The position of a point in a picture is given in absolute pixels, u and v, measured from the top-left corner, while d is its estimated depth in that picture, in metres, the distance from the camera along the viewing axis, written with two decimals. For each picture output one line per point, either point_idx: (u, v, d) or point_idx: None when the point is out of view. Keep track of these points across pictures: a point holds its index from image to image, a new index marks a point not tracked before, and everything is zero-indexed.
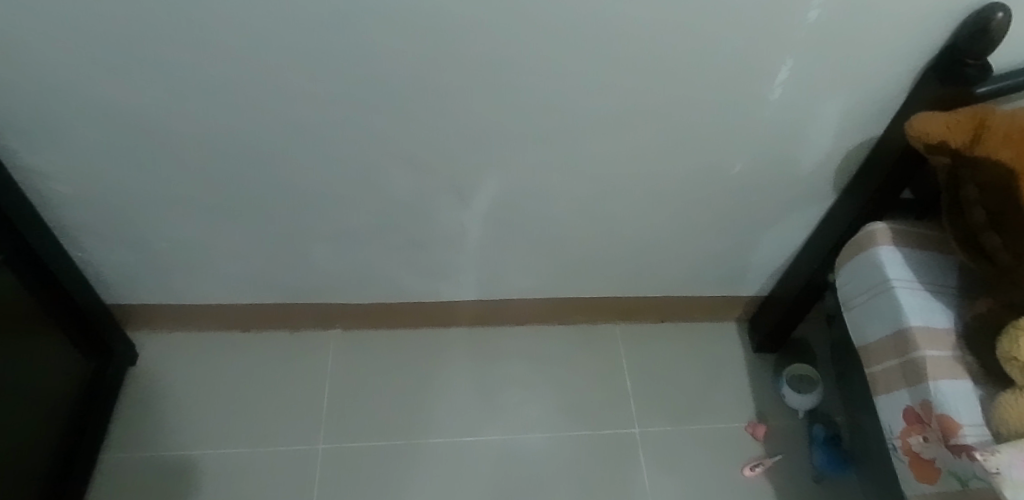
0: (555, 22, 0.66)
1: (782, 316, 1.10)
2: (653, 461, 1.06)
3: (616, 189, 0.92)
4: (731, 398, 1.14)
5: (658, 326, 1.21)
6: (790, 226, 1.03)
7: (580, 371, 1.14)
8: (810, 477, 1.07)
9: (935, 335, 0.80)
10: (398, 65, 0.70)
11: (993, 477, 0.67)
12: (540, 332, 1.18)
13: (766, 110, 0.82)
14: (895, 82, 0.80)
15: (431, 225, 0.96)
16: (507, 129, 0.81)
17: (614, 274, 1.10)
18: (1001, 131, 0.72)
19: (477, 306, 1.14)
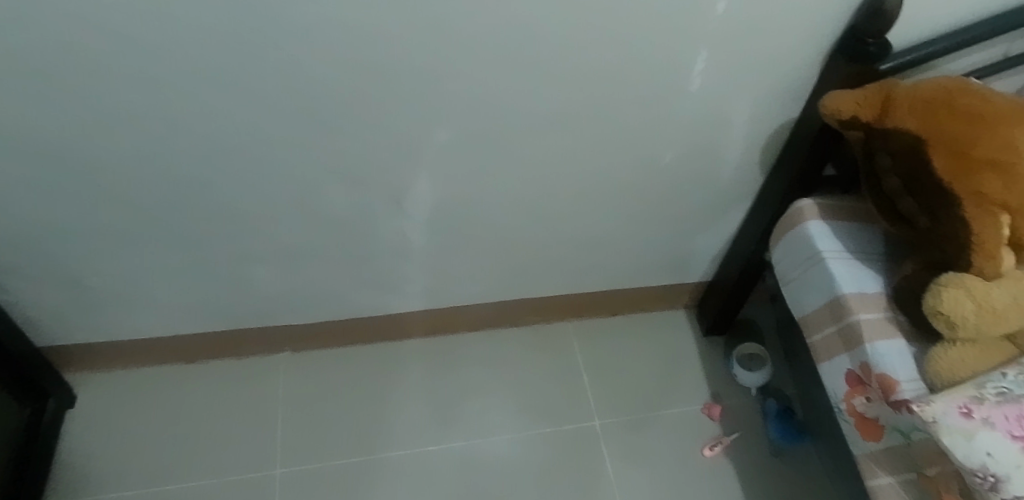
0: (479, 29, 0.68)
1: (726, 299, 1.14)
2: (616, 453, 1.07)
3: (554, 188, 0.94)
4: (686, 383, 1.17)
5: (610, 321, 1.23)
6: (724, 211, 1.07)
7: (537, 371, 1.15)
8: (768, 451, 1.10)
9: (867, 300, 0.84)
10: (326, 81, 0.70)
11: (930, 426, 0.72)
12: (494, 336, 1.18)
13: (688, 100, 0.85)
14: (805, 65, 0.84)
15: (374, 238, 0.96)
16: (441, 136, 0.81)
17: (561, 273, 1.12)
18: (906, 103, 0.78)
19: (428, 316, 1.13)
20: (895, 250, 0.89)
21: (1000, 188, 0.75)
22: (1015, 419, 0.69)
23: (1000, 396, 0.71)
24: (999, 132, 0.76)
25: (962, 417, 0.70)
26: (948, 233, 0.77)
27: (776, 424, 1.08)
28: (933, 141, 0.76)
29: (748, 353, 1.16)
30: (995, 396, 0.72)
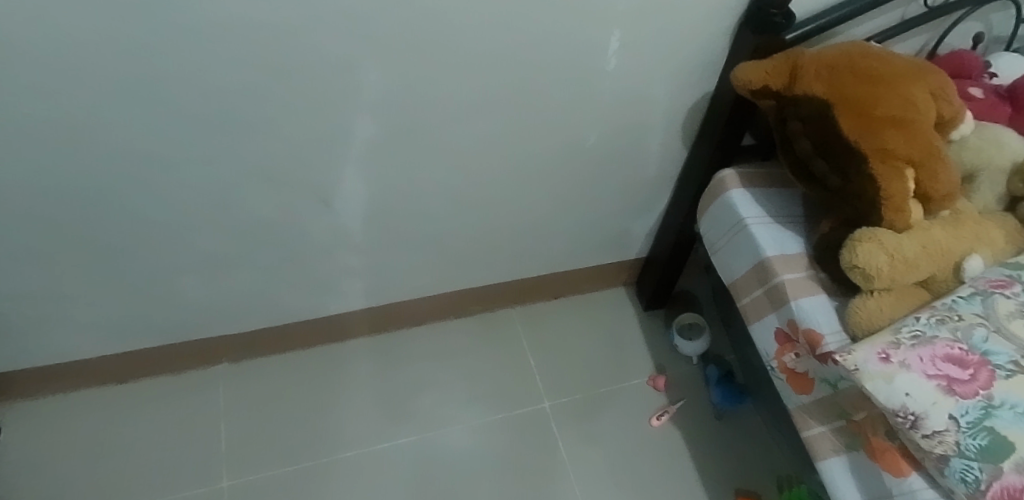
0: (390, 15, 0.68)
1: (662, 273, 1.17)
2: (568, 433, 1.09)
3: (484, 175, 0.95)
4: (631, 357, 1.20)
5: (553, 304, 1.25)
6: (653, 187, 1.10)
7: (485, 359, 1.16)
8: (711, 415, 1.15)
9: (789, 261, 0.88)
10: (240, 78, 0.69)
11: (854, 374, 0.76)
12: (440, 329, 1.18)
13: (606, 79, 0.87)
14: (715, 39, 0.88)
15: (306, 239, 0.94)
16: (364, 128, 0.81)
17: (501, 260, 1.12)
18: (811, 70, 0.82)
19: (369, 314, 1.12)
20: (812, 211, 0.93)
21: (903, 143, 0.79)
22: (929, 359, 0.74)
23: (915, 339, 0.76)
24: (897, 92, 0.81)
25: (881, 362, 0.74)
26: (859, 191, 0.81)
27: (718, 388, 1.12)
28: (839, 104, 0.80)
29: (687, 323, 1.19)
30: (910, 339, 0.76)
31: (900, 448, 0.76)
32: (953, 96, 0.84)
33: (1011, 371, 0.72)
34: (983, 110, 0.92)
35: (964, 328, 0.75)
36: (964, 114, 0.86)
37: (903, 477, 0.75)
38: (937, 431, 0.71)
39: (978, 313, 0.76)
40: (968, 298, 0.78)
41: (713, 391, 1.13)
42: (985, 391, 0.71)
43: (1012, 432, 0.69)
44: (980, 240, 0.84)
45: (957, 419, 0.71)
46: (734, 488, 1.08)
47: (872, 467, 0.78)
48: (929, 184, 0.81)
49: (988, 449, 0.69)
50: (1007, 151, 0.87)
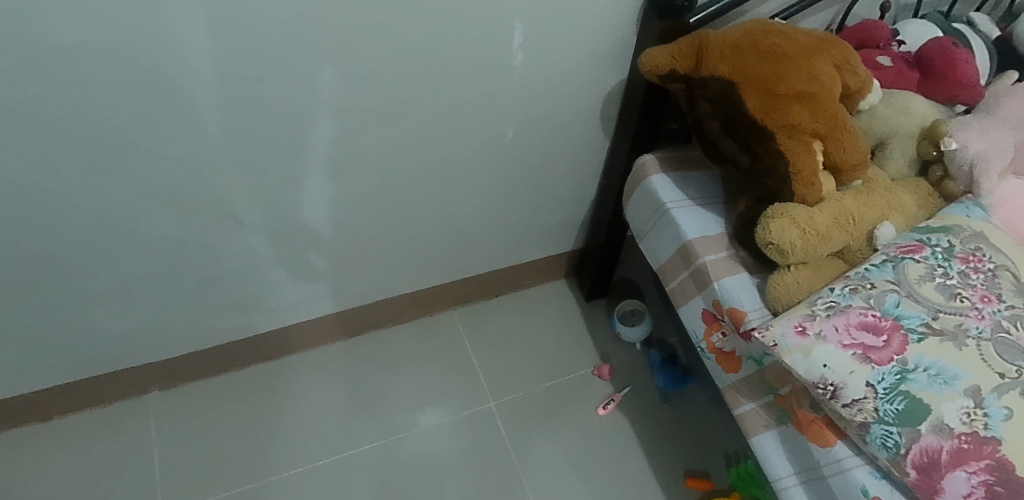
0: (286, 16, 0.71)
1: (598, 266, 1.25)
2: (510, 425, 1.19)
3: (407, 173, 0.99)
4: (567, 350, 1.29)
5: (494, 302, 1.34)
6: (578, 174, 1.14)
7: (432, 360, 1.25)
8: (658, 399, 1.24)
9: (709, 242, 0.90)
10: (143, 82, 0.71)
11: (773, 350, 0.77)
12: (382, 336, 1.27)
13: (516, 74, 0.91)
14: (621, 26, 0.90)
15: (242, 249, 0.99)
16: (280, 130, 0.84)
17: (436, 254, 1.18)
18: (716, 50, 0.82)
19: (331, 320, 1.22)
20: (730, 192, 0.95)
21: (808, 118, 0.79)
22: (844, 329, 0.75)
23: (829, 310, 0.77)
24: (802, 66, 0.80)
25: (798, 336, 0.75)
26: (769, 168, 0.82)
27: (662, 372, 1.20)
28: (744, 83, 0.80)
29: (628, 310, 1.28)
30: (825, 310, 0.77)
31: (824, 419, 0.78)
32: (858, 66, 0.84)
33: (924, 334, 0.72)
34: (891, 78, 0.93)
35: (877, 295, 0.76)
36: (871, 82, 0.86)
37: (828, 447, 0.77)
38: (856, 400, 0.72)
39: (890, 280, 0.77)
40: (880, 265, 0.79)
41: (658, 376, 1.21)
42: (899, 356, 0.72)
43: (927, 394, 0.70)
44: (892, 207, 0.85)
45: (874, 386, 0.72)
46: (685, 469, 1.16)
47: (800, 439, 0.80)
48: (836, 155, 0.82)
49: (905, 414, 0.70)
50: (913, 119, 0.88)
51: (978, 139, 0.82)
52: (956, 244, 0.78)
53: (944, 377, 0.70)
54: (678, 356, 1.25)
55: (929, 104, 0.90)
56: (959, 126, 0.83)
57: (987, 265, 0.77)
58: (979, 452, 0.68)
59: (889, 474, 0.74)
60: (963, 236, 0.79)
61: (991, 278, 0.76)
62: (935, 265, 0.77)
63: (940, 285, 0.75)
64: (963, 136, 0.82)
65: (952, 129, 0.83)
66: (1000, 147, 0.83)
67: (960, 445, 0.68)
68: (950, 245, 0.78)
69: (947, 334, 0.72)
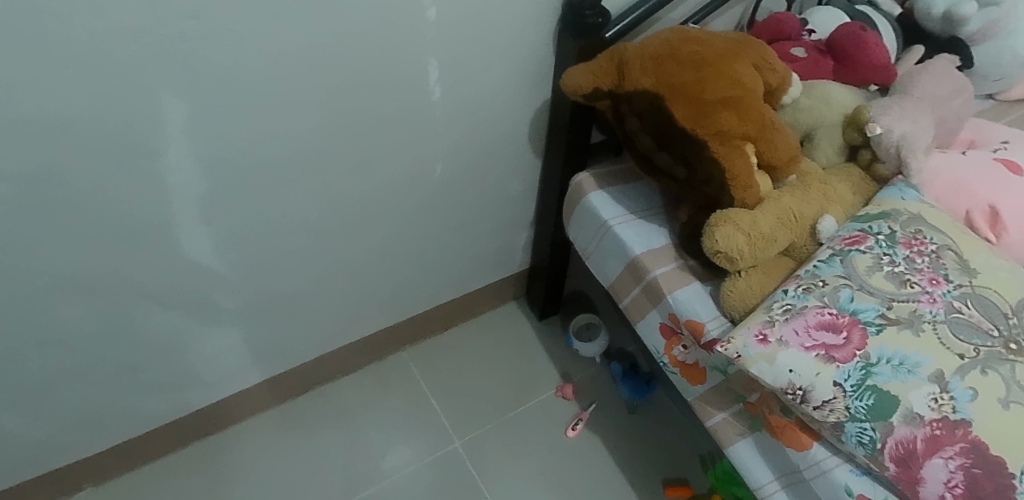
0: (178, 84, 0.64)
1: (548, 286, 1.21)
2: (481, 464, 1.13)
3: (335, 222, 0.93)
4: (526, 374, 1.25)
5: (444, 337, 1.29)
6: (513, 197, 1.10)
7: (387, 408, 1.18)
8: (625, 411, 1.21)
9: (657, 255, 0.87)
10: (14, 173, 0.62)
11: (738, 361, 0.75)
12: (330, 392, 1.20)
13: (437, 110, 0.86)
14: (538, 46, 0.87)
15: (161, 329, 0.90)
16: (187, 202, 0.76)
17: (377, 298, 1.12)
18: (637, 64, 0.80)
19: (279, 381, 1.14)
20: (668, 199, 0.93)
21: (736, 122, 0.78)
22: (804, 330, 0.73)
23: (786, 313, 0.75)
24: (723, 71, 0.79)
25: (760, 344, 0.73)
26: (706, 176, 0.80)
27: (625, 383, 1.16)
28: (670, 94, 0.78)
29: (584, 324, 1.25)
30: (783, 314, 0.75)
31: (797, 422, 0.76)
32: (776, 63, 0.83)
33: (881, 325, 0.72)
34: (808, 70, 0.93)
35: (830, 292, 0.75)
36: (791, 76, 0.85)
37: (805, 449, 0.75)
38: (826, 401, 0.71)
39: (840, 274, 0.76)
40: (828, 260, 0.78)
41: (621, 387, 1.17)
42: (861, 351, 0.71)
43: (894, 386, 0.69)
44: (828, 196, 0.84)
45: (842, 384, 0.71)
46: (661, 479, 1.14)
47: (776, 444, 0.78)
48: (768, 154, 0.81)
49: (876, 408, 0.69)
50: (835, 107, 0.88)
51: (900, 121, 0.83)
52: (897, 229, 0.78)
53: (907, 366, 0.70)
54: (639, 363, 1.20)
55: (848, 90, 0.90)
56: (880, 110, 0.84)
57: (930, 246, 0.77)
58: (953, 436, 0.67)
59: (869, 470, 0.73)
60: (902, 220, 0.79)
61: (935, 259, 0.76)
62: (880, 254, 0.76)
63: (889, 273, 0.75)
64: (886, 119, 0.83)
65: (873, 114, 0.84)
66: (921, 127, 0.84)
67: (933, 431, 0.68)
68: (891, 231, 0.78)
69: (903, 322, 0.72)
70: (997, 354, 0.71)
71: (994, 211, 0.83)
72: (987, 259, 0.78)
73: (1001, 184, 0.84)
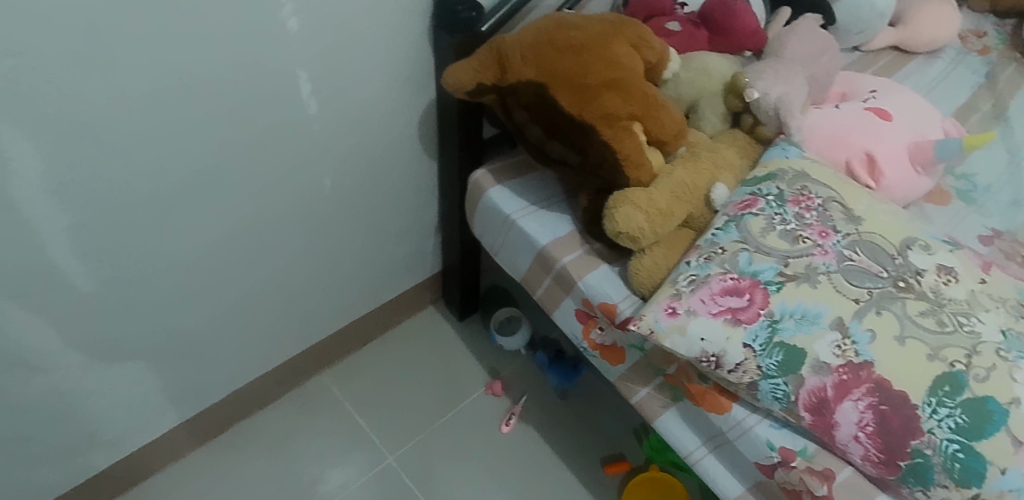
0: (9, 131, 0.58)
1: (464, 286, 1.19)
2: (418, 477, 1.11)
3: (226, 254, 0.88)
4: (453, 377, 1.22)
5: (364, 353, 1.24)
6: (413, 202, 1.07)
7: (314, 436, 1.14)
8: (557, 398, 1.20)
9: (563, 243, 0.87)
10: None
11: (651, 337, 0.75)
12: (250, 429, 1.14)
13: (316, 123, 0.82)
14: (413, 47, 0.84)
15: (43, 394, 0.82)
16: (48, 255, 0.70)
17: (287, 325, 1.07)
18: (517, 55, 0.78)
19: (194, 426, 1.07)
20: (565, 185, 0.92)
21: (622, 103, 0.78)
22: (710, 298, 0.74)
23: (692, 284, 0.76)
24: (602, 53, 0.79)
25: (669, 317, 0.74)
26: (599, 159, 0.80)
27: (553, 371, 1.15)
28: (553, 84, 0.77)
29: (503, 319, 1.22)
30: (688, 285, 0.76)
31: (716, 387, 0.77)
32: (652, 40, 0.84)
33: (780, 283, 0.74)
34: (683, 44, 0.95)
35: (730, 258, 0.76)
36: (668, 52, 0.87)
37: (726, 412, 0.76)
38: (738, 363, 0.73)
39: (737, 239, 0.77)
40: (724, 227, 0.79)
41: (550, 376, 1.16)
42: (765, 310, 0.73)
43: (799, 339, 0.72)
44: (719, 164, 0.86)
45: (751, 345, 0.72)
46: (599, 457, 1.14)
47: (698, 410, 0.79)
48: (656, 130, 0.82)
49: (785, 364, 0.72)
50: (713, 77, 0.90)
51: (776, 84, 0.85)
52: (785, 188, 0.80)
53: (809, 319, 0.72)
54: (564, 350, 1.20)
55: (724, 58, 0.92)
56: (756, 75, 0.86)
57: (816, 200, 0.79)
58: (859, 378, 0.70)
59: (787, 422, 0.75)
60: (788, 179, 0.81)
61: (823, 212, 0.78)
62: (772, 215, 0.78)
63: (782, 232, 0.77)
64: (762, 83, 0.85)
65: (750, 80, 0.86)
66: (796, 86, 0.87)
67: (841, 377, 0.70)
68: (780, 191, 0.80)
69: (800, 276, 0.74)
70: (889, 293, 0.73)
71: (870, 158, 0.87)
72: (870, 205, 0.81)
73: (874, 132, 0.89)
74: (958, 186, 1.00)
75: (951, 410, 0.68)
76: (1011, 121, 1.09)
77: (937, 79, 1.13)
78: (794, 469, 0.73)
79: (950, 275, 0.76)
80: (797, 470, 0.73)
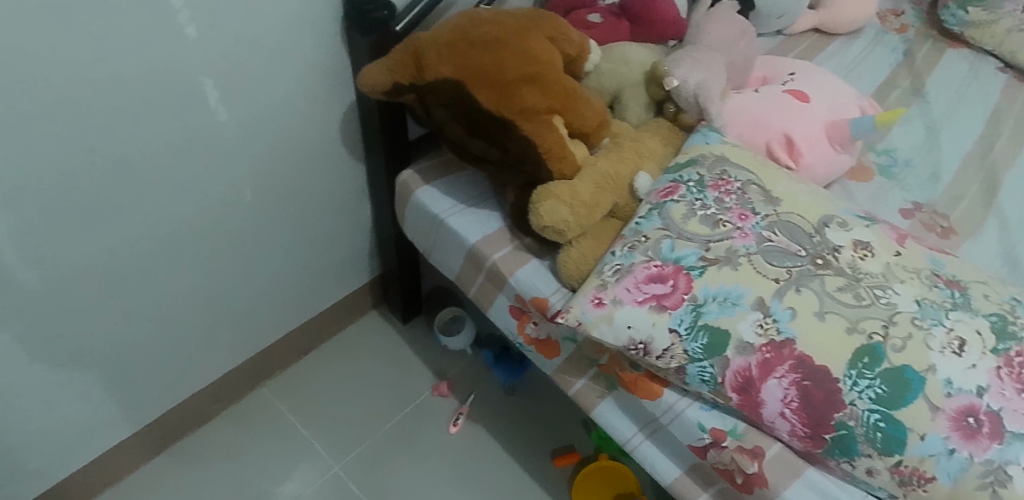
0: None
1: (405, 289, 1.18)
2: (365, 483, 1.10)
3: (146, 270, 0.85)
4: (399, 381, 1.22)
5: (304, 362, 1.23)
6: (343, 206, 1.06)
7: (259, 449, 1.12)
8: (505, 395, 1.21)
9: (493, 240, 0.87)
10: None
11: (580, 328, 0.76)
12: (189, 447, 1.11)
13: (229, 130, 0.81)
14: (326, 48, 0.83)
15: None
16: None
17: (222, 338, 1.05)
18: (432, 53, 0.77)
19: (129, 448, 1.04)
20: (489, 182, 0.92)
21: (540, 96, 0.78)
22: (634, 286, 0.75)
23: (617, 273, 0.77)
24: (517, 47, 0.79)
25: (596, 308, 0.75)
26: (521, 154, 0.80)
27: (498, 368, 1.16)
28: (469, 79, 0.77)
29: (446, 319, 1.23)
30: (613, 275, 0.77)
31: (647, 374, 0.78)
32: (570, 33, 0.84)
33: (702, 267, 0.75)
34: (605, 35, 0.96)
35: (653, 245, 0.77)
36: (588, 43, 0.87)
37: (659, 397, 0.78)
38: (665, 349, 0.74)
39: (659, 227, 0.78)
40: (647, 216, 0.80)
41: (495, 373, 1.17)
42: (688, 295, 0.74)
43: (723, 321, 0.73)
44: (642, 153, 0.87)
45: (677, 330, 0.73)
46: (550, 450, 1.14)
47: (633, 398, 0.80)
48: (576, 123, 0.82)
49: (710, 347, 0.73)
50: (634, 67, 0.91)
51: (693, 71, 0.86)
52: (705, 174, 0.82)
53: (731, 301, 0.73)
54: (509, 346, 1.20)
55: (645, 48, 0.94)
56: (674, 63, 0.87)
57: (736, 184, 0.81)
58: (781, 356, 0.71)
59: (716, 403, 0.76)
60: (709, 164, 0.83)
61: (742, 196, 0.80)
62: (693, 201, 0.79)
63: (702, 217, 0.78)
64: (680, 71, 0.86)
65: (669, 68, 0.87)
66: (714, 72, 0.88)
67: (764, 356, 0.71)
68: (700, 177, 0.81)
69: (721, 260, 0.75)
70: (807, 271, 0.74)
71: (789, 139, 0.89)
72: (787, 186, 0.83)
73: (791, 114, 0.90)
74: (879, 162, 1.03)
75: (870, 381, 0.69)
76: (928, 96, 1.13)
77: (858, 59, 1.17)
78: (726, 449, 0.75)
79: (866, 249, 0.78)
80: (728, 450, 0.75)
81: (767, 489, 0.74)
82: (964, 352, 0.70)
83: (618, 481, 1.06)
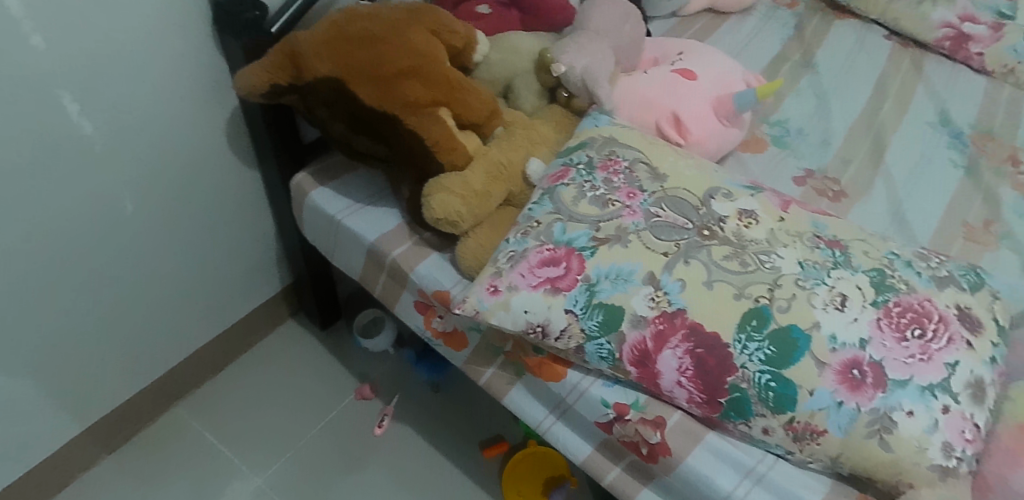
0: None
1: (319, 295, 1.18)
2: (289, 491, 1.09)
3: (27, 293, 0.83)
4: (320, 387, 1.21)
5: (220, 378, 1.21)
6: (240, 213, 1.05)
7: (179, 467, 1.10)
8: (432, 392, 1.21)
9: (390, 237, 0.86)
10: None
11: (479, 317, 0.77)
12: (102, 474, 1.08)
13: (97, 143, 0.79)
14: (193, 54, 0.82)
15: None
16: None
17: (125, 357, 1.03)
18: (310, 51, 0.76)
19: (35, 481, 1.01)
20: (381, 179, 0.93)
21: (423, 90, 0.78)
22: (528, 271, 0.76)
23: (511, 260, 0.78)
24: (397, 41, 0.78)
25: (491, 295, 0.76)
26: (409, 148, 0.80)
27: (420, 365, 1.16)
28: (349, 77, 0.76)
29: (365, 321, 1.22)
30: (507, 262, 0.78)
31: (551, 357, 0.80)
32: (454, 24, 0.84)
33: (593, 247, 0.76)
34: (494, 25, 0.97)
35: (544, 230, 0.78)
36: (474, 35, 0.88)
37: (563, 379, 0.80)
38: (563, 330, 0.75)
39: (551, 211, 0.80)
40: (540, 201, 0.81)
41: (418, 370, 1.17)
42: (581, 276, 0.75)
43: (617, 298, 0.74)
44: (534, 140, 0.88)
45: (573, 310, 0.75)
46: (479, 442, 1.15)
47: (538, 381, 0.82)
48: (464, 114, 0.82)
49: (605, 324, 0.74)
50: (524, 55, 0.92)
51: (580, 56, 0.87)
52: (594, 156, 0.84)
53: (623, 277, 0.75)
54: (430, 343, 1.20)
55: (534, 36, 0.95)
56: (561, 50, 0.88)
57: (624, 163, 0.83)
58: (674, 326, 0.73)
59: (618, 379, 0.78)
60: (597, 145, 0.85)
61: (629, 174, 0.82)
62: (582, 183, 0.81)
63: (592, 198, 0.79)
64: (567, 57, 0.87)
65: (556, 54, 0.88)
66: (599, 56, 0.89)
67: (658, 328, 0.73)
68: (589, 159, 0.83)
69: (611, 238, 0.76)
70: (695, 243, 0.76)
71: (677, 117, 0.91)
72: (674, 162, 0.85)
73: (678, 92, 0.93)
74: (772, 133, 1.07)
75: (760, 343, 0.71)
76: (818, 67, 1.18)
77: (750, 35, 1.21)
78: (629, 422, 0.77)
79: (751, 218, 0.80)
80: (631, 423, 0.77)
81: (670, 457, 0.76)
82: (846, 307, 0.72)
83: (548, 465, 1.10)
